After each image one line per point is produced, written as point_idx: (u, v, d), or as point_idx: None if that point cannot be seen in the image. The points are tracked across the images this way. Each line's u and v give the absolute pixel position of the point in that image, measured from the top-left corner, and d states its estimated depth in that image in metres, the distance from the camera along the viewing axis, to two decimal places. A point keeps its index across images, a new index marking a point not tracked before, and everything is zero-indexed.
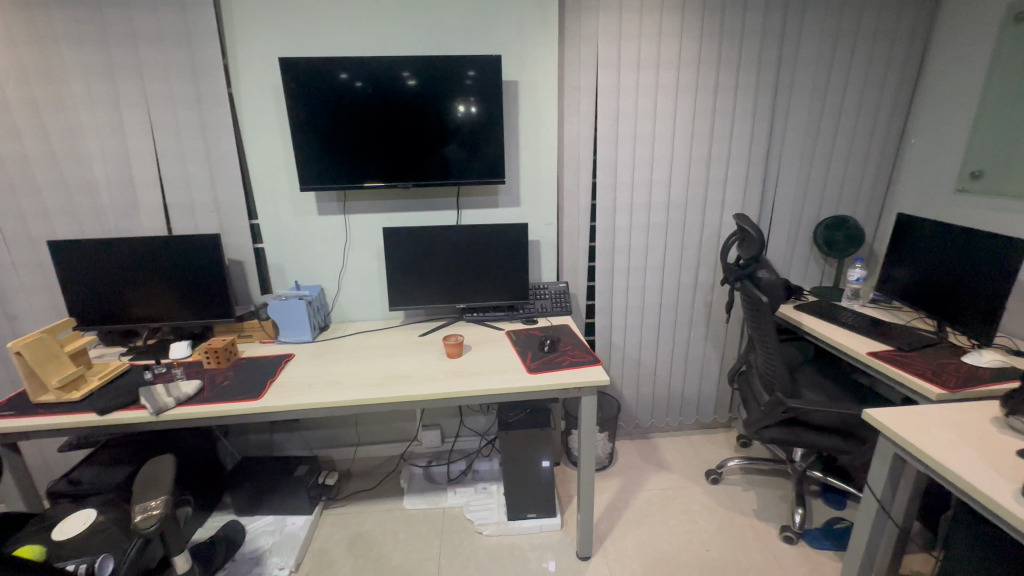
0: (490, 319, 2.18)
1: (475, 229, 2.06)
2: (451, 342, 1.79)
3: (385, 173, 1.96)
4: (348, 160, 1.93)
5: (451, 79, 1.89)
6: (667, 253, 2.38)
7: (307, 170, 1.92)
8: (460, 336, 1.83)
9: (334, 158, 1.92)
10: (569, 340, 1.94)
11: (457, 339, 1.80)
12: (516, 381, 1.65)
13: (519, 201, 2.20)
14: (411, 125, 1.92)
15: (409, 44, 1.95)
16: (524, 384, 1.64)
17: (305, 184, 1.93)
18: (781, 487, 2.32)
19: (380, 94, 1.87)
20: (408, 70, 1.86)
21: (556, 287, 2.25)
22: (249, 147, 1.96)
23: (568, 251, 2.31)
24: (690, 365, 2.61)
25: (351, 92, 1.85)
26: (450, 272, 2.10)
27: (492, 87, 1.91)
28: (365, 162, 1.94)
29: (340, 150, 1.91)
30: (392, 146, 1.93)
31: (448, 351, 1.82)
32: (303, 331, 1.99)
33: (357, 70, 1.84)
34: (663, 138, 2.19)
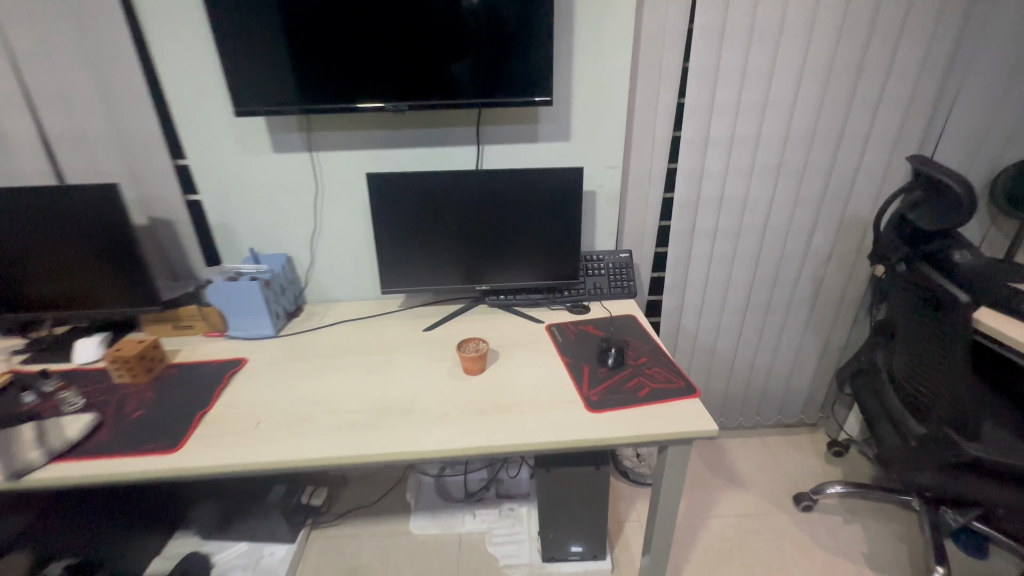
0: (523, 304, 1.57)
1: (503, 177, 1.39)
2: (471, 357, 1.20)
3: (371, 89, 1.26)
4: (311, 76, 1.24)
5: None
6: (773, 209, 1.68)
7: (251, 89, 1.24)
8: (486, 342, 1.25)
9: (287, 74, 1.23)
10: (644, 345, 1.33)
11: (481, 351, 1.21)
12: (569, 427, 1.06)
13: (568, 134, 1.49)
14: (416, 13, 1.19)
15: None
16: (580, 433, 1.05)
17: (242, 109, 1.25)
18: (895, 521, 1.80)
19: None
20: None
21: (615, 258, 1.62)
22: (155, 44, 1.26)
23: (634, 206, 1.63)
24: (780, 355, 2.00)
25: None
26: (467, 240, 1.46)
27: None
28: (337, 70, 1.24)
29: (297, 59, 1.22)
30: (382, 49, 1.22)
31: (466, 365, 1.23)
32: (262, 321, 1.41)
33: None
34: (797, 32, 1.41)
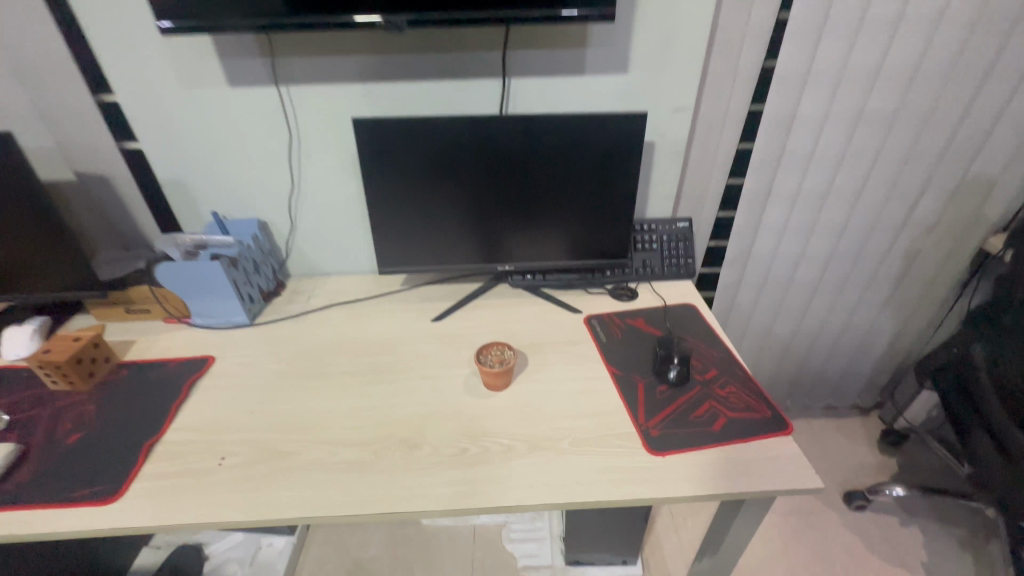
0: (554, 286, 1.27)
1: (536, 125, 1.04)
2: (495, 372, 0.93)
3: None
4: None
5: None
6: (875, 168, 1.31)
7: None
8: (516, 350, 0.98)
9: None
10: (712, 353, 1.05)
11: (511, 365, 0.94)
12: (623, 478, 0.81)
13: (626, 63, 1.10)
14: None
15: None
16: (639, 488, 0.80)
17: (170, 24, 0.88)
18: (956, 525, 1.62)
19: None
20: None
21: (671, 228, 1.29)
22: None
23: (699, 163, 1.27)
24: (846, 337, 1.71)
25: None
26: (486, 208, 1.14)
27: None
28: None
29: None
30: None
31: (488, 379, 0.96)
32: (231, 307, 1.14)
33: None
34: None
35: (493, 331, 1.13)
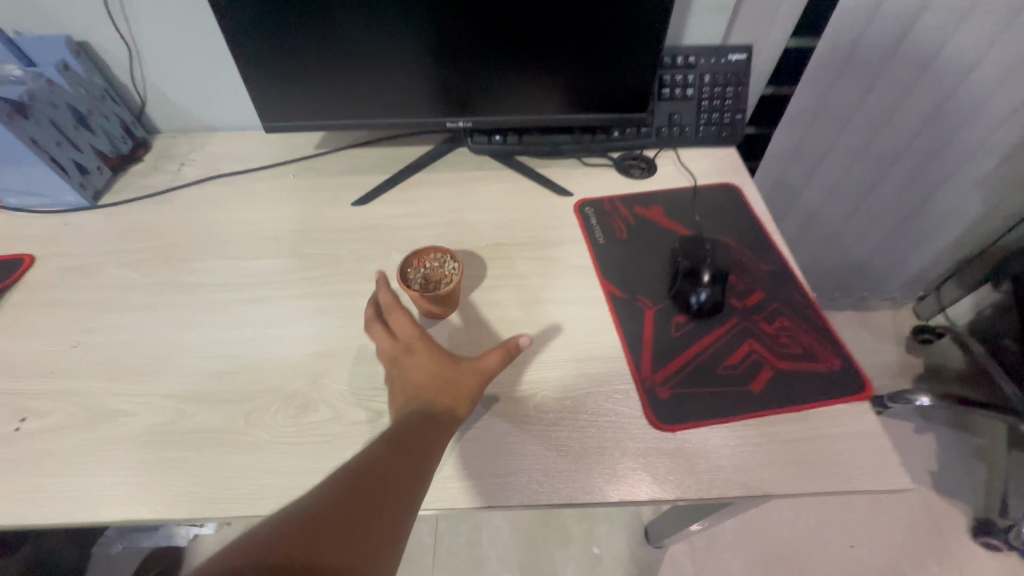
0: (535, 154, 0.87)
1: None
2: (426, 297, 0.61)
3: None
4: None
5: None
6: None
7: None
8: (463, 263, 0.64)
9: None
10: (759, 267, 0.71)
11: (451, 288, 0.61)
12: (609, 472, 0.54)
13: None
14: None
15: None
16: (633, 487, 0.53)
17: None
18: (976, 433, 1.47)
19: None
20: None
21: (716, 65, 0.83)
22: None
23: None
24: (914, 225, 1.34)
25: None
26: (422, 20, 0.69)
27: None
28: None
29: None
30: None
31: (419, 305, 0.63)
32: (49, 183, 0.76)
33: None
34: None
35: (440, 224, 0.77)
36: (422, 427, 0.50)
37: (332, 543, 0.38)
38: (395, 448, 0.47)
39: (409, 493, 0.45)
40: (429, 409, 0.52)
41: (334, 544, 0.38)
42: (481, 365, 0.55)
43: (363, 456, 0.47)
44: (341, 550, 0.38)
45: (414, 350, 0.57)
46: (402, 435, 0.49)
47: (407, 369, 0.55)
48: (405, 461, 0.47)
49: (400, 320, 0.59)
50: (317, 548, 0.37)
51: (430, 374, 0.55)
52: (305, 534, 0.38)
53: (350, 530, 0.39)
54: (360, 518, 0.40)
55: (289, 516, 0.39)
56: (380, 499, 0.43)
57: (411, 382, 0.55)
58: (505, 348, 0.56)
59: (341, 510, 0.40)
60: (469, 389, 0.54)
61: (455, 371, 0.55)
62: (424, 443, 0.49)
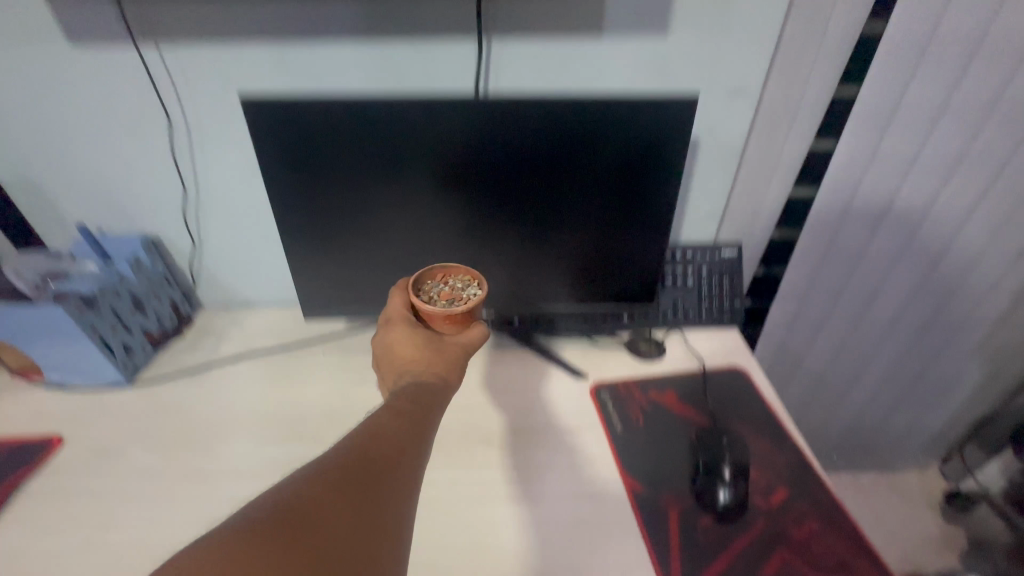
0: (550, 335, 0.92)
1: (522, 115, 0.69)
2: (422, 308, 0.63)
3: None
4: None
5: None
6: (995, 183, 0.95)
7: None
8: (483, 293, 0.65)
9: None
10: (779, 459, 0.71)
11: (456, 311, 0.62)
12: None
13: (665, 22, 0.72)
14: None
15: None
16: None
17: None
18: None
19: None
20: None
21: (712, 259, 0.93)
22: None
23: (755, 170, 0.91)
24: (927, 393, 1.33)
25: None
26: (456, 234, 0.80)
27: None
28: None
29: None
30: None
31: (427, 321, 0.65)
32: (94, 364, 0.82)
33: None
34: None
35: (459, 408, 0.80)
36: (414, 399, 0.55)
37: (354, 507, 0.40)
38: (394, 417, 0.51)
39: (411, 452, 0.48)
40: (417, 382, 0.58)
41: (359, 481, 0.42)
42: (461, 343, 0.65)
43: (368, 421, 0.50)
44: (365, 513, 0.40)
45: (395, 326, 0.64)
46: (405, 398, 0.54)
47: (394, 347, 0.63)
48: (405, 426, 0.50)
49: (397, 296, 0.67)
50: (353, 480, 0.42)
51: (416, 345, 0.63)
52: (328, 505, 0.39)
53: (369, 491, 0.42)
54: (377, 461, 0.45)
55: (319, 468, 0.42)
56: (398, 449, 0.47)
57: (400, 360, 0.63)
58: (481, 328, 0.66)
59: (362, 457, 0.44)
60: (451, 359, 0.63)
61: (438, 346, 0.63)
62: (419, 411, 0.53)
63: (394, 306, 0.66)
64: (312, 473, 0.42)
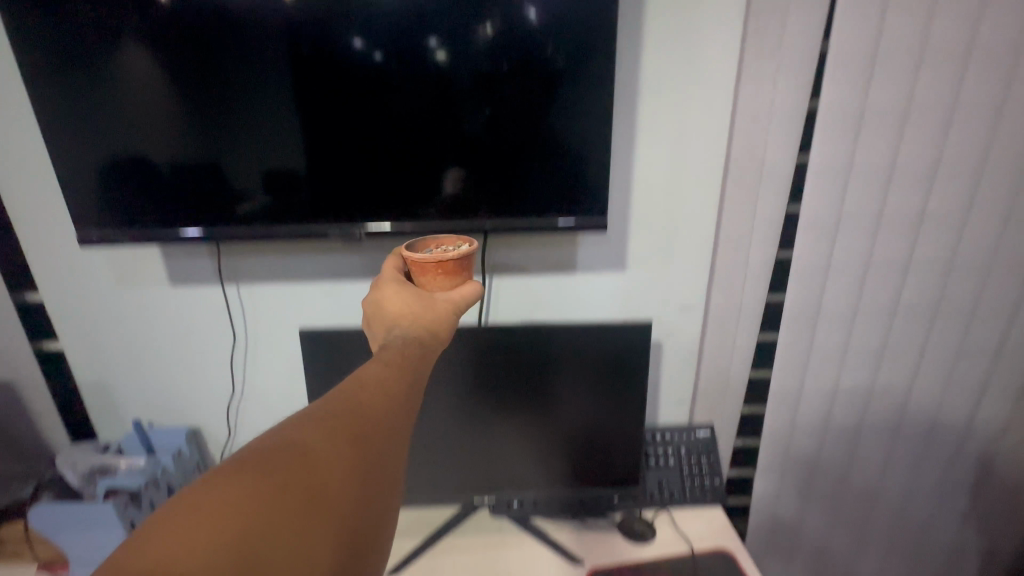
0: (551, 519, 0.99)
1: (518, 335, 0.88)
2: (413, 259, 0.62)
3: (291, 160, 0.79)
4: (216, 169, 0.80)
5: None
6: (923, 365, 1.10)
7: (124, 177, 0.79)
8: (471, 249, 0.64)
9: (175, 167, 0.79)
10: None
11: (445, 257, 0.62)
12: None
13: (622, 260, 0.96)
14: (392, 83, 0.76)
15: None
16: None
17: (102, 224, 0.80)
18: None
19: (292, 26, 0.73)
20: (373, 41, 0.74)
21: (688, 440, 1.05)
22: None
23: (713, 361, 1.07)
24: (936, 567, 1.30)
25: (255, 18, 0.72)
26: (466, 429, 0.93)
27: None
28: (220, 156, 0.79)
29: (198, 143, 0.78)
30: (326, 134, 0.78)
31: (418, 277, 0.64)
32: None
33: None
34: (988, 95, 0.90)
35: None
36: (404, 351, 0.51)
37: (337, 474, 0.40)
38: (385, 366, 0.48)
39: (401, 415, 0.46)
40: (405, 338, 0.52)
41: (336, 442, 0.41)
42: (457, 295, 0.62)
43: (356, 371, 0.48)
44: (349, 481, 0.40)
45: (387, 285, 0.61)
46: (397, 346, 0.51)
47: (384, 306, 0.58)
48: (399, 383, 0.47)
49: (391, 262, 0.65)
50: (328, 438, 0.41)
51: (409, 300, 0.59)
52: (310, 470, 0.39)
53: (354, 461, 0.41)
54: (358, 415, 0.43)
55: (296, 427, 0.42)
56: (382, 398, 0.45)
57: (389, 315, 0.57)
58: (475, 283, 0.64)
59: (340, 414, 0.43)
60: (442, 315, 0.58)
61: (432, 299, 0.60)
62: (410, 370, 0.49)
63: (390, 268, 0.64)
64: (298, 429, 0.41)
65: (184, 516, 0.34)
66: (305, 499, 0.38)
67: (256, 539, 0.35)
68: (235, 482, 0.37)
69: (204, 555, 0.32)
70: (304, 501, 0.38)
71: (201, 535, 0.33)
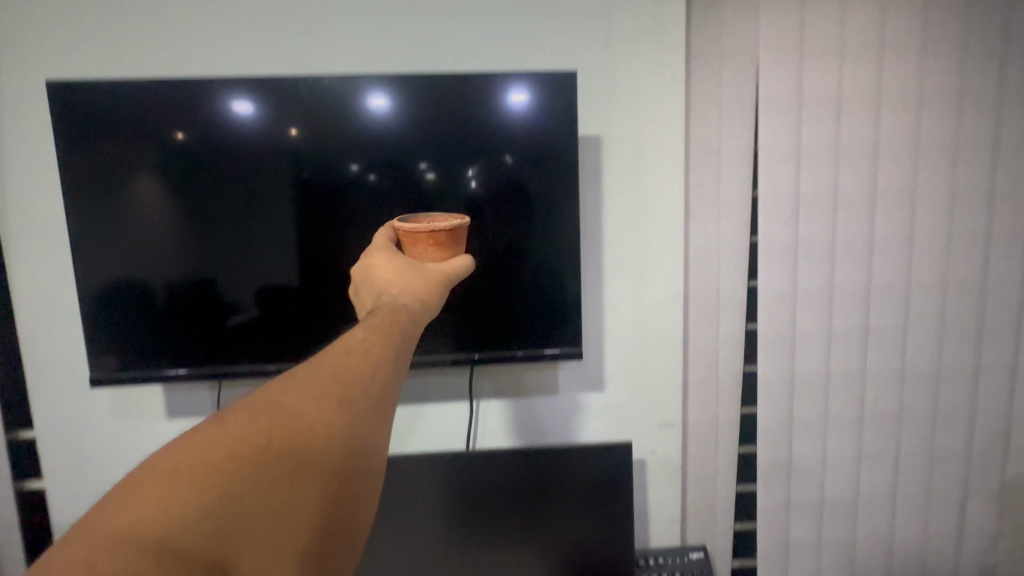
0: None
1: (507, 458, 0.91)
2: (404, 228, 0.64)
3: (285, 271, 0.88)
4: (212, 283, 0.87)
5: (437, 111, 0.86)
6: (900, 475, 1.13)
7: (129, 300, 0.86)
8: (462, 224, 0.68)
9: (174, 293, 0.87)
10: None
11: (437, 227, 0.65)
12: None
13: (601, 381, 1.03)
14: (384, 203, 0.87)
15: (362, 32, 0.91)
16: None
17: (104, 348, 0.87)
18: None
19: (297, 167, 0.85)
20: (366, 164, 0.85)
21: (681, 563, 1.03)
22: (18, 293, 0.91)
23: (698, 475, 1.09)
24: None
25: (260, 158, 0.85)
26: (459, 556, 0.92)
27: (537, 142, 0.87)
28: (220, 278, 0.87)
29: (201, 261, 0.86)
30: (323, 265, 0.88)
31: (408, 247, 0.65)
32: None
33: (266, 114, 0.84)
34: (899, 231, 1.05)
35: None
36: (390, 311, 0.39)
37: (315, 433, 0.28)
38: (391, 313, 0.39)
39: (406, 363, 0.35)
40: (399, 294, 0.44)
41: (334, 385, 0.30)
42: (453, 263, 0.60)
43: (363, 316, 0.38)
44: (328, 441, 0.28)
45: (371, 251, 0.56)
46: (405, 299, 0.42)
47: (373, 273, 0.50)
48: (406, 329, 0.38)
49: (383, 232, 0.66)
50: (325, 382, 0.30)
51: (399, 263, 0.54)
52: (273, 428, 0.28)
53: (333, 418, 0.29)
54: (362, 357, 0.33)
55: (285, 374, 0.31)
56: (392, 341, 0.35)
57: (373, 278, 0.49)
58: (470, 254, 0.65)
59: (338, 355, 0.32)
60: (439, 284, 0.51)
61: (428, 264, 0.56)
62: (401, 325, 0.38)
63: (381, 238, 0.64)
64: (287, 373, 0.31)
65: (130, 484, 0.25)
66: (291, 453, 0.27)
67: (222, 501, 0.25)
68: (208, 431, 0.27)
69: (172, 518, 0.24)
70: (290, 455, 0.27)
71: (151, 497, 0.24)
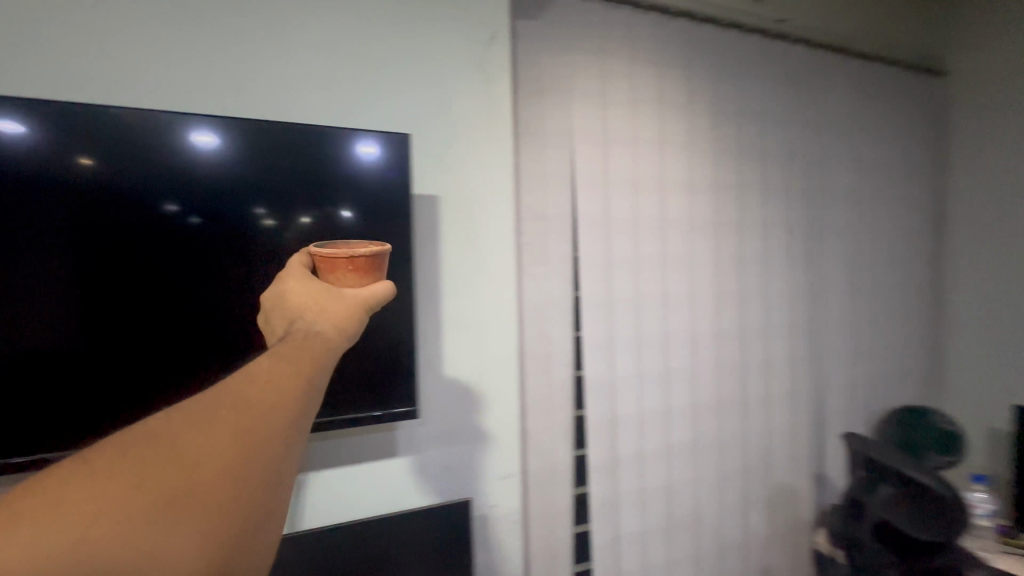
0: None
1: (339, 534, 0.82)
2: (320, 253, 0.56)
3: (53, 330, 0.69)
4: None
5: (276, 154, 0.79)
6: (701, 495, 1.32)
7: None
8: (383, 251, 0.60)
9: None
10: None
11: (357, 253, 0.57)
12: None
13: (442, 438, 1.00)
14: (208, 249, 0.76)
15: (174, 63, 0.81)
16: None
17: None
18: None
19: (85, 204, 0.69)
20: (187, 206, 0.74)
21: None
22: None
23: (540, 522, 1.12)
24: None
25: (25, 188, 0.66)
26: None
27: (385, 194, 0.87)
28: None
29: None
30: (146, 318, 0.73)
31: (324, 272, 0.57)
32: None
33: (37, 136, 0.67)
34: (683, 286, 1.29)
35: None
36: (299, 343, 0.37)
37: (199, 472, 0.27)
38: (294, 346, 0.37)
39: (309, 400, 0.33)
40: (312, 327, 0.41)
41: (225, 419, 0.29)
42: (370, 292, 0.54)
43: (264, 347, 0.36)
44: (221, 473, 0.27)
45: (286, 276, 0.51)
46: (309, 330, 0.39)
47: (287, 295, 0.47)
48: (312, 363, 0.36)
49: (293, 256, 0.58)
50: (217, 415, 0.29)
51: (313, 287, 0.49)
52: (157, 467, 0.26)
53: (233, 456, 0.28)
54: (259, 390, 0.31)
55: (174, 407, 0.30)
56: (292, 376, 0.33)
57: (292, 302, 0.47)
58: (388, 285, 0.57)
59: (234, 387, 0.31)
60: (357, 310, 0.49)
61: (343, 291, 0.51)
62: (313, 361, 0.36)
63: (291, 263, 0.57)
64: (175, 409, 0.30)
65: None
66: (166, 492, 0.26)
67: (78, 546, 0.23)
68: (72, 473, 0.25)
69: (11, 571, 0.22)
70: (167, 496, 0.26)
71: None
